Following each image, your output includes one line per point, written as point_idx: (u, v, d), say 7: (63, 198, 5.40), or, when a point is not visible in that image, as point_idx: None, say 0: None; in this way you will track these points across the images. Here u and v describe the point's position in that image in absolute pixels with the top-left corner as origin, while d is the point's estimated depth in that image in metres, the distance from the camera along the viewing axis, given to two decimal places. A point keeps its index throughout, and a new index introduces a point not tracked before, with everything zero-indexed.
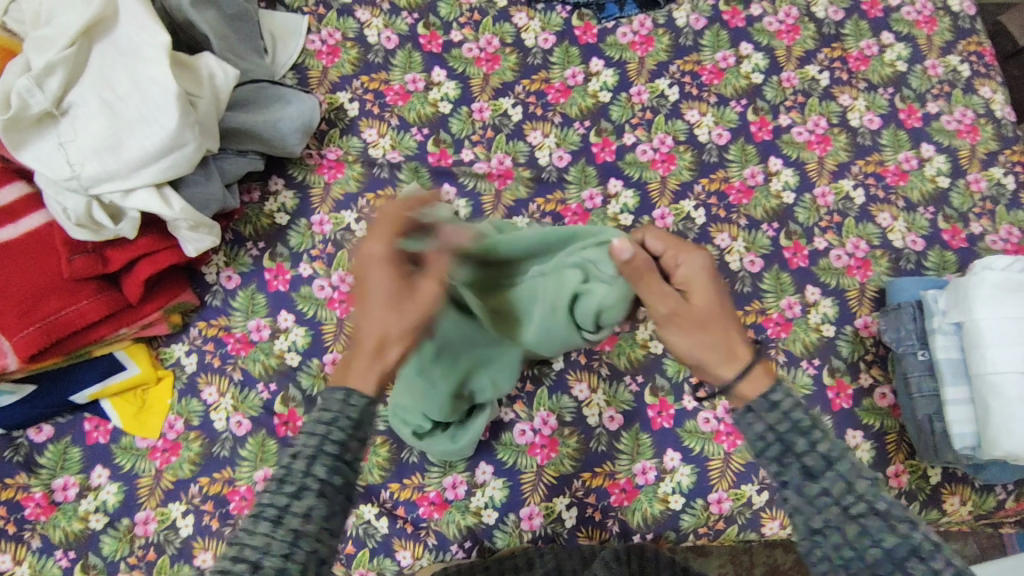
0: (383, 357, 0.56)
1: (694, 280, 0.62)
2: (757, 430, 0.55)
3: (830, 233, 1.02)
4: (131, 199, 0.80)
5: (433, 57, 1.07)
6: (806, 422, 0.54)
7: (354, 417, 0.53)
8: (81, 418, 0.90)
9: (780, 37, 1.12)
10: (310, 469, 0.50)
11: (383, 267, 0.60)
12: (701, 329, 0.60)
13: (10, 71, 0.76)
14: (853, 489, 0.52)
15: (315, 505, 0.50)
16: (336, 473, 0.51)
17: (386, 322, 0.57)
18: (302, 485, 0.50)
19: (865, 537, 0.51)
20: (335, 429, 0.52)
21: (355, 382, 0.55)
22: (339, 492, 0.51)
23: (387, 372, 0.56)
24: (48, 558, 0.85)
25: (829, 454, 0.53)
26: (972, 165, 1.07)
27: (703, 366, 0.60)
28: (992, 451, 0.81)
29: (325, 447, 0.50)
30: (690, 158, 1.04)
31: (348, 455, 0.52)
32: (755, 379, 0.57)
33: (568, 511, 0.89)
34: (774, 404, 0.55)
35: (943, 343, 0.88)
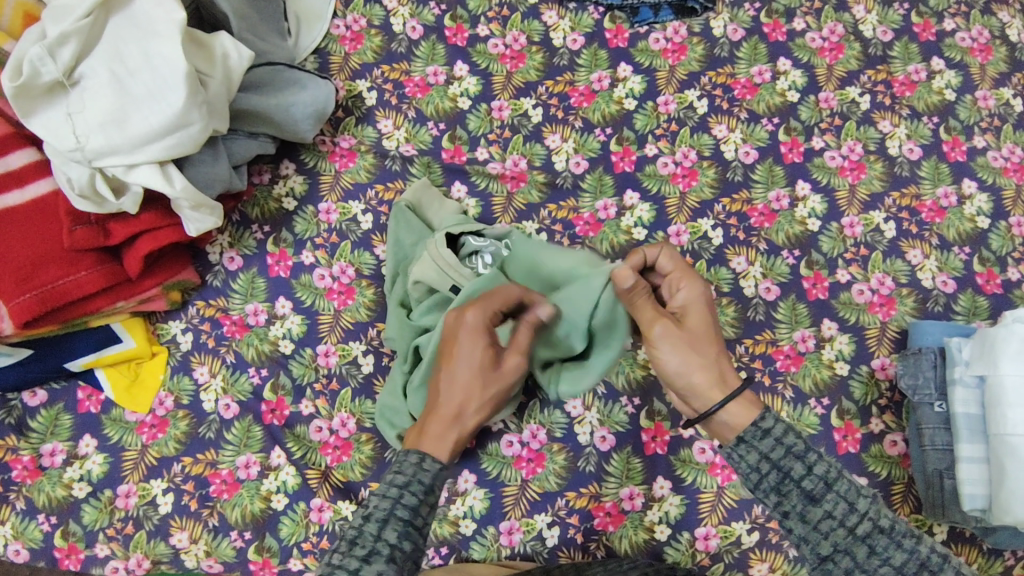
0: (460, 426, 0.66)
1: (691, 307, 0.71)
2: (753, 461, 0.61)
3: (855, 266, 0.96)
4: (133, 174, 0.80)
5: (457, 50, 1.05)
6: (800, 446, 0.61)
7: (424, 484, 0.61)
8: (75, 386, 0.91)
9: (822, 55, 1.06)
10: (381, 533, 0.58)
11: (485, 342, 0.69)
12: (691, 352, 0.67)
13: (28, 39, 0.78)
14: (855, 508, 0.58)
15: (386, 570, 0.56)
16: (406, 538, 0.59)
17: (470, 397, 0.67)
18: (373, 550, 0.57)
19: (874, 557, 0.57)
20: (407, 494, 0.60)
21: (432, 450, 0.64)
22: (405, 556, 0.58)
23: (461, 441, 0.66)
24: (30, 521, 0.85)
25: (826, 477, 0.60)
26: (1015, 207, 1.00)
27: (696, 390, 0.67)
28: (1002, 517, 0.77)
29: (398, 511, 0.58)
30: (714, 175, 1.00)
31: (416, 520, 0.60)
32: (743, 408, 0.64)
33: (549, 530, 0.86)
34: (766, 431, 0.62)
35: (963, 396, 0.83)
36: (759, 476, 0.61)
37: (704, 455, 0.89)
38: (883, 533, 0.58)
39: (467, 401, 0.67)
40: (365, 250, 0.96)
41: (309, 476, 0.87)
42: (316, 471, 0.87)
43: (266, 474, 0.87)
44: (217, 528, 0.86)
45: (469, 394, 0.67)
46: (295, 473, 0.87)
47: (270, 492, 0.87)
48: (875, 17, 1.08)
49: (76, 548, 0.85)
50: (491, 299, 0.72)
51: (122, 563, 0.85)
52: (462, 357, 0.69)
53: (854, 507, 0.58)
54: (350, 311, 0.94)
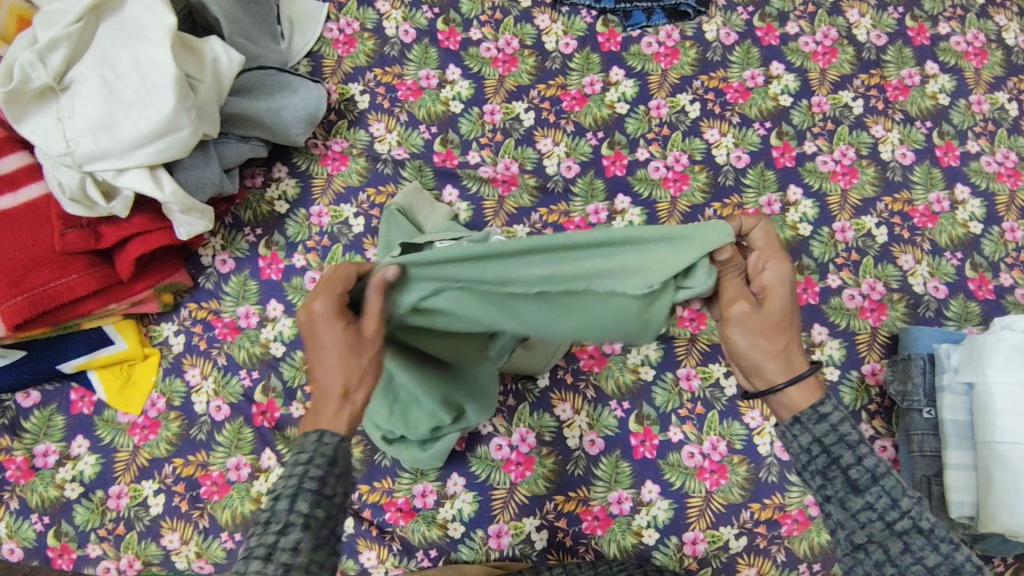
0: (351, 401, 0.57)
1: (776, 291, 0.61)
2: (804, 443, 0.60)
3: (846, 271, 0.96)
4: (123, 178, 0.82)
5: (449, 54, 1.05)
6: (853, 437, 0.58)
7: (327, 456, 0.54)
8: (68, 387, 0.92)
9: (815, 59, 1.06)
10: (294, 506, 0.51)
11: (333, 324, 0.57)
12: (765, 335, 0.61)
13: (18, 44, 0.78)
14: (896, 505, 0.56)
15: (303, 538, 0.50)
16: (318, 507, 0.52)
17: (346, 371, 0.57)
18: (287, 521, 0.50)
19: (906, 554, 0.55)
20: (313, 467, 0.53)
21: (329, 426, 0.56)
22: (321, 524, 0.52)
23: (359, 408, 0.58)
24: (23, 521, 0.86)
25: (874, 469, 0.57)
26: (1009, 212, 1.00)
27: (760, 372, 0.62)
28: (990, 525, 0.77)
29: (306, 484, 0.52)
30: (705, 179, 1.00)
31: (328, 490, 0.53)
32: (806, 392, 0.61)
33: (538, 533, 0.87)
34: (822, 416, 0.59)
35: (951, 403, 0.83)
36: (808, 458, 0.60)
37: (693, 459, 0.89)
38: (921, 534, 0.55)
39: (342, 377, 0.57)
40: (356, 253, 0.97)
41: None
42: None
43: (256, 475, 0.88)
44: (207, 530, 0.86)
45: (349, 373, 0.57)
46: None
47: (260, 493, 0.87)
48: (869, 21, 1.08)
49: (68, 548, 0.86)
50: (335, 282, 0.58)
51: (114, 564, 0.86)
52: (322, 347, 0.57)
53: (896, 503, 0.56)
54: None
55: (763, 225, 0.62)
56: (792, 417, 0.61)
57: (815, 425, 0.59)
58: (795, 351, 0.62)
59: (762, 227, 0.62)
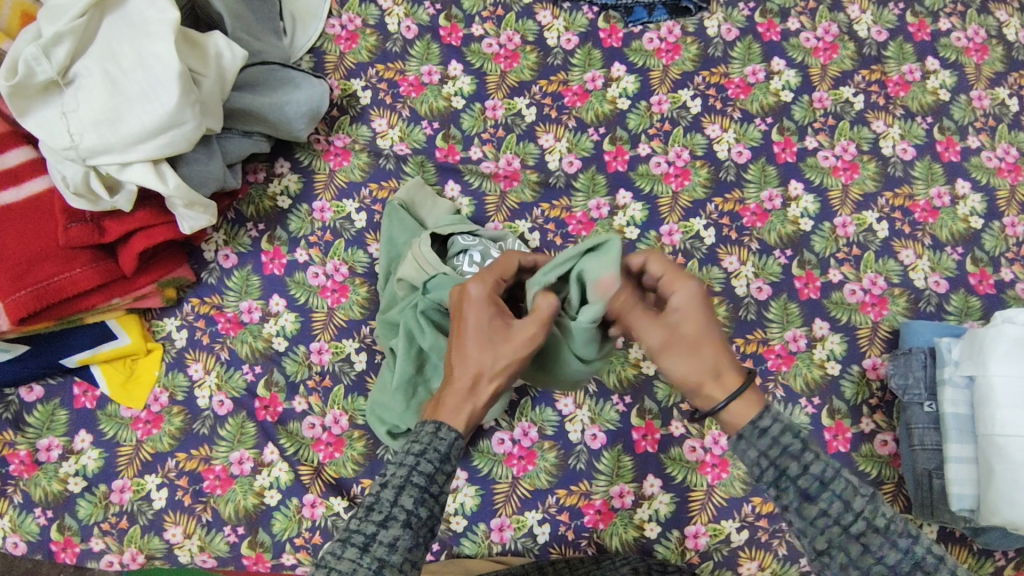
0: (475, 394, 0.64)
1: (687, 308, 0.66)
2: (752, 457, 0.60)
3: (847, 266, 0.97)
4: (127, 172, 0.82)
5: (451, 50, 1.05)
6: (795, 447, 0.58)
7: (440, 451, 0.59)
8: (71, 382, 0.92)
9: (816, 55, 1.06)
10: (398, 500, 0.55)
11: (488, 309, 0.68)
12: (690, 356, 0.64)
13: (22, 39, 0.79)
14: (850, 507, 0.56)
15: (401, 535, 0.54)
16: (422, 505, 0.56)
17: (480, 363, 0.65)
18: (390, 514, 0.55)
19: (868, 556, 0.54)
20: (422, 462, 0.58)
21: (448, 418, 0.62)
22: (422, 523, 0.56)
23: (479, 407, 0.64)
24: (27, 515, 0.86)
25: (822, 475, 0.57)
26: (1009, 208, 1.00)
27: (696, 392, 0.64)
28: (991, 518, 0.77)
29: (413, 478, 0.56)
30: (706, 175, 1.00)
31: (432, 489, 0.57)
32: (745, 404, 0.61)
33: (540, 527, 0.87)
34: (763, 431, 0.60)
35: (952, 396, 0.83)
36: (759, 471, 0.59)
37: (694, 453, 0.89)
38: (878, 532, 0.55)
39: (478, 367, 0.65)
40: (359, 248, 0.97)
41: (301, 472, 0.88)
42: (308, 468, 0.88)
43: (259, 469, 0.88)
44: (210, 523, 0.87)
45: (481, 367, 0.65)
46: (288, 469, 0.88)
47: (263, 487, 0.87)
48: (870, 17, 1.08)
49: (72, 542, 0.86)
50: (491, 270, 0.72)
51: (117, 557, 0.86)
52: (467, 334, 0.67)
53: (849, 506, 0.56)
54: (343, 309, 0.94)
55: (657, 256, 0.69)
56: (738, 433, 0.61)
57: (757, 440, 0.60)
58: (725, 364, 0.64)
59: (656, 257, 0.69)
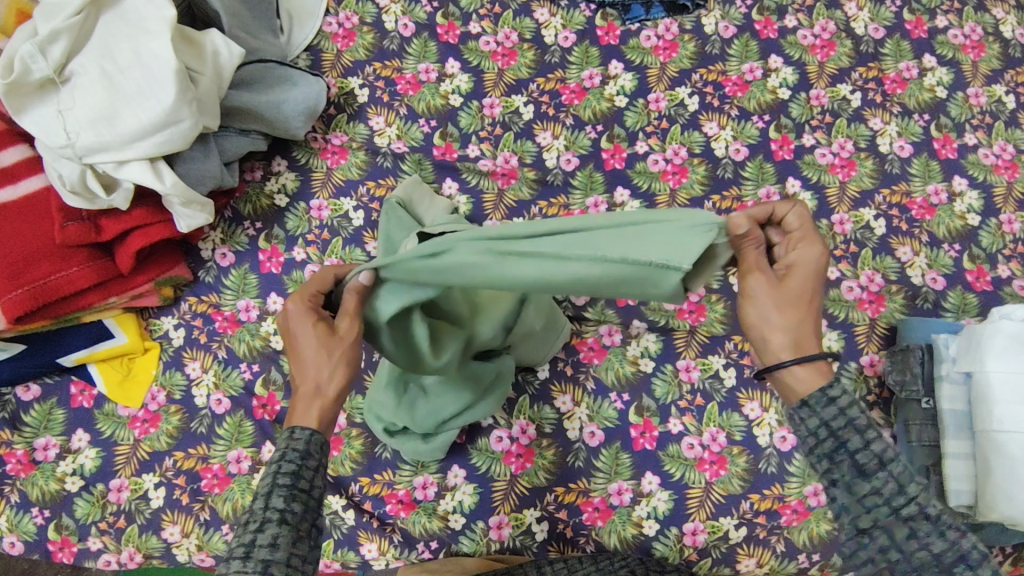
0: (322, 396, 0.60)
1: (798, 269, 0.61)
2: (810, 427, 0.57)
3: (845, 263, 0.97)
4: (123, 170, 0.82)
5: (448, 48, 1.05)
6: (862, 421, 0.56)
7: (299, 451, 0.56)
8: (68, 381, 0.92)
9: (813, 52, 1.06)
10: (269, 503, 0.52)
11: (309, 317, 0.62)
12: (778, 309, 0.60)
13: (19, 36, 0.79)
14: (902, 490, 0.55)
15: (279, 533, 0.51)
16: (294, 501, 0.53)
17: (317, 371, 0.60)
18: (263, 518, 0.51)
19: (912, 540, 0.54)
20: (284, 462, 0.55)
21: (300, 421, 0.58)
22: (299, 518, 0.53)
23: (330, 405, 0.60)
24: (24, 514, 0.86)
25: (882, 454, 0.55)
26: (1006, 204, 1.00)
27: (767, 343, 0.61)
28: (988, 513, 0.77)
29: (278, 479, 0.53)
30: (704, 172, 1.00)
31: (302, 484, 0.54)
32: (813, 375, 0.59)
33: (539, 525, 0.87)
34: (832, 399, 0.57)
35: (950, 392, 0.84)
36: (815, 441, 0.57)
37: (692, 450, 0.89)
38: (928, 519, 0.54)
39: (313, 369, 0.60)
40: (356, 246, 0.97)
41: None
42: None
43: (257, 468, 0.88)
44: (208, 522, 0.86)
45: (322, 377, 0.60)
46: None
47: None
48: (867, 14, 1.09)
49: (69, 541, 0.86)
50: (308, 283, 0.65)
51: (114, 556, 0.86)
52: (296, 343, 0.62)
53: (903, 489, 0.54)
54: None
55: (796, 212, 0.63)
56: (794, 401, 0.59)
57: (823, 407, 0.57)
58: (810, 328, 0.61)
59: (793, 214, 0.63)
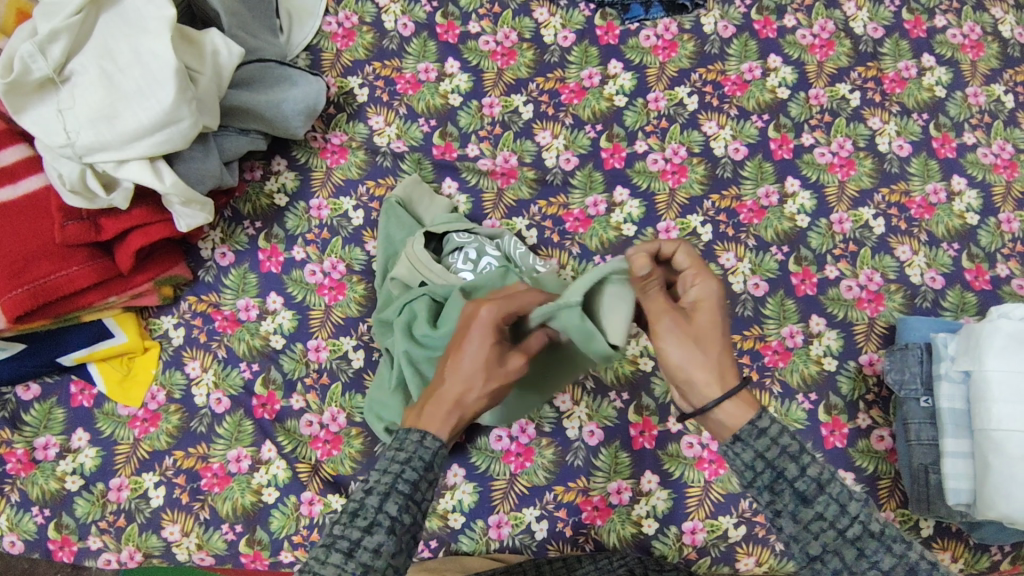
0: (460, 411, 0.61)
1: (703, 303, 0.63)
2: (747, 459, 0.58)
3: (843, 262, 0.97)
4: (123, 170, 0.82)
5: (447, 47, 1.05)
6: (794, 447, 0.58)
7: (425, 461, 0.58)
8: (68, 380, 0.92)
9: (812, 52, 1.06)
10: (381, 506, 0.55)
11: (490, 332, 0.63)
12: (693, 348, 0.61)
13: (19, 35, 0.79)
14: (845, 511, 0.56)
15: (385, 540, 0.53)
16: (405, 511, 0.55)
17: (469, 385, 0.61)
18: (374, 520, 0.54)
19: (863, 560, 0.54)
20: (407, 469, 0.57)
21: (433, 426, 0.60)
22: (405, 528, 0.55)
23: (462, 420, 0.62)
24: (24, 513, 0.86)
25: (818, 478, 0.57)
26: (1005, 204, 1.00)
27: (694, 387, 0.61)
28: (986, 512, 0.77)
29: (398, 486, 0.55)
30: (703, 172, 1.00)
31: (417, 496, 0.56)
32: (739, 407, 0.60)
33: (538, 524, 0.87)
34: (762, 431, 0.59)
35: (948, 391, 0.84)
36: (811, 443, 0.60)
37: (691, 449, 0.89)
38: (873, 538, 0.55)
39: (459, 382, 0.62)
40: (356, 245, 0.97)
41: (299, 469, 0.88)
42: (306, 465, 0.88)
43: (256, 467, 0.88)
44: (208, 521, 0.86)
45: (470, 390, 0.61)
46: (286, 467, 0.88)
47: (261, 485, 0.87)
48: (866, 14, 1.09)
49: (69, 540, 0.86)
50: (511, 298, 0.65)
51: (114, 556, 0.86)
52: (462, 354, 0.63)
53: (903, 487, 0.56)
54: (341, 307, 0.94)
55: (687, 248, 0.66)
56: (727, 439, 0.60)
57: None
58: (727, 363, 0.62)
59: (686, 249, 0.66)
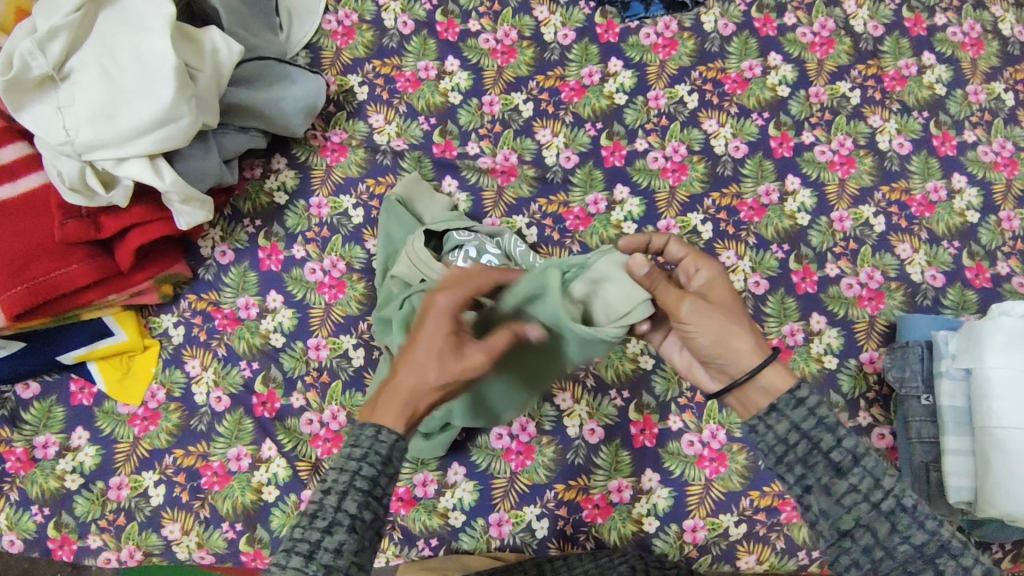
0: (415, 404, 0.60)
1: (713, 285, 0.68)
2: (782, 431, 0.60)
3: (844, 260, 0.97)
4: (123, 168, 0.82)
5: (447, 45, 1.05)
6: (831, 419, 0.60)
7: (382, 455, 0.57)
8: (67, 378, 0.91)
9: (812, 50, 1.06)
10: (341, 505, 0.55)
11: (447, 323, 0.62)
12: (719, 320, 0.64)
13: (18, 33, 0.79)
14: (879, 485, 0.57)
15: (347, 539, 0.54)
16: (366, 509, 0.55)
17: (423, 373, 0.60)
18: (334, 520, 0.54)
19: (894, 535, 0.55)
20: (365, 465, 0.56)
21: (387, 419, 0.59)
22: (367, 525, 0.55)
23: (419, 413, 0.61)
24: (24, 512, 0.86)
25: (854, 450, 0.58)
26: (1005, 202, 1.00)
27: (730, 359, 0.64)
28: (988, 509, 0.77)
29: (356, 484, 0.55)
30: (704, 170, 1.00)
31: (376, 492, 0.56)
32: (778, 374, 0.62)
33: (538, 522, 0.87)
34: (800, 401, 0.60)
35: (949, 389, 0.84)
36: (785, 448, 0.60)
37: (692, 447, 0.89)
38: (906, 512, 0.56)
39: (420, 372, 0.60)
40: (356, 244, 0.97)
41: (299, 468, 0.88)
42: (306, 464, 0.88)
43: (256, 466, 0.88)
44: (208, 520, 0.86)
45: (426, 380, 0.60)
46: (286, 465, 0.88)
47: (261, 483, 0.87)
48: (866, 12, 1.09)
49: (68, 539, 0.86)
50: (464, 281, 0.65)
51: (114, 554, 0.86)
52: (419, 345, 0.61)
53: (879, 483, 0.57)
54: (341, 305, 0.94)
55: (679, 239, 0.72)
56: (773, 401, 0.61)
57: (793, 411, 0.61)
58: (754, 333, 0.65)
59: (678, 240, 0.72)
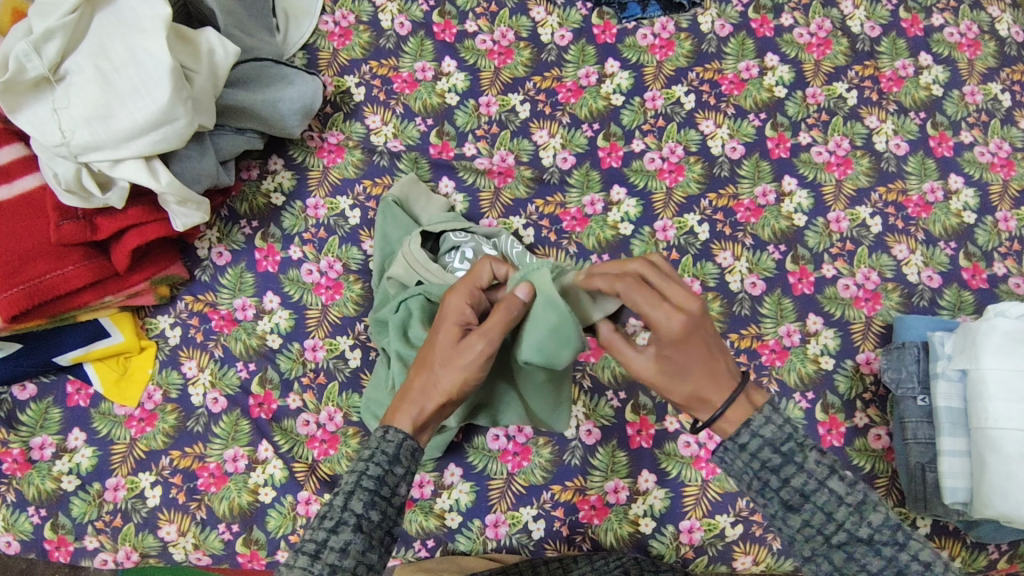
0: (424, 404, 0.63)
1: (668, 334, 0.58)
2: (740, 467, 0.59)
3: (841, 261, 0.97)
4: (119, 169, 0.82)
5: (444, 46, 1.05)
6: (775, 461, 0.57)
7: (388, 454, 0.59)
8: (64, 379, 0.91)
9: (809, 50, 1.06)
10: (347, 505, 0.55)
11: (453, 324, 0.65)
12: (671, 374, 0.61)
13: (14, 34, 0.79)
14: (832, 518, 0.56)
15: (352, 539, 0.54)
16: (372, 508, 0.56)
17: (433, 377, 0.64)
18: (339, 520, 0.54)
19: (852, 564, 0.55)
20: (372, 465, 0.58)
21: (397, 421, 0.62)
22: (374, 526, 0.56)
23: (428, 412, 0.63)
24: (21, 513, 0.86)
25: (802, 488, 0.57)
26: (1002, 202, 1.00)
27: (683, 404, 0.62)
28: (984, 510, 0.77)
29: (362, 483, 0.56)
30: (700, 170, 1.00)
31: (383, 491, 0.57)
32: (730, 419, 0.60)
33: (535, 523, 0.87)
34: (742, 446, 0.59)
35: (945, 390, 0.84)
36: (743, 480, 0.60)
37: (689, 448, 0.89)
38: (862, 543, 0.55)
39: (432, 376, 0.64)
40: (353, 245, 0.97)
41: (296, 469, 0.88)
42: (303, 465, 0.88)
43: (253, 467, 0.88)
44: (205, 521, 0.86)
45: (435, 378, 0.64)
46: (282, 466, 0.88)
47: (257, 485, 0.87)
48: (863, 12, 1.09)
49: (65, 540, 0.86)
50: (469, 279, 0.67)
51: (111, 555, 0.86)
52: (432, 347, 0.65)
53: (831, 517, 0.56)
54: (337, 306, 0.94)
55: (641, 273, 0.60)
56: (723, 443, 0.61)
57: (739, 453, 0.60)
58: (713, 383, 0.60)
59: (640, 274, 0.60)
